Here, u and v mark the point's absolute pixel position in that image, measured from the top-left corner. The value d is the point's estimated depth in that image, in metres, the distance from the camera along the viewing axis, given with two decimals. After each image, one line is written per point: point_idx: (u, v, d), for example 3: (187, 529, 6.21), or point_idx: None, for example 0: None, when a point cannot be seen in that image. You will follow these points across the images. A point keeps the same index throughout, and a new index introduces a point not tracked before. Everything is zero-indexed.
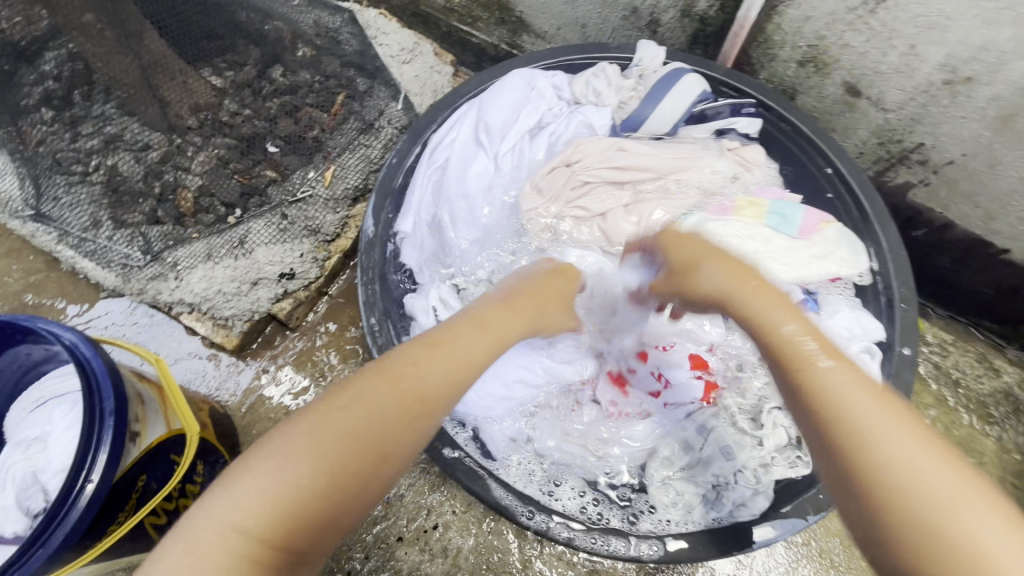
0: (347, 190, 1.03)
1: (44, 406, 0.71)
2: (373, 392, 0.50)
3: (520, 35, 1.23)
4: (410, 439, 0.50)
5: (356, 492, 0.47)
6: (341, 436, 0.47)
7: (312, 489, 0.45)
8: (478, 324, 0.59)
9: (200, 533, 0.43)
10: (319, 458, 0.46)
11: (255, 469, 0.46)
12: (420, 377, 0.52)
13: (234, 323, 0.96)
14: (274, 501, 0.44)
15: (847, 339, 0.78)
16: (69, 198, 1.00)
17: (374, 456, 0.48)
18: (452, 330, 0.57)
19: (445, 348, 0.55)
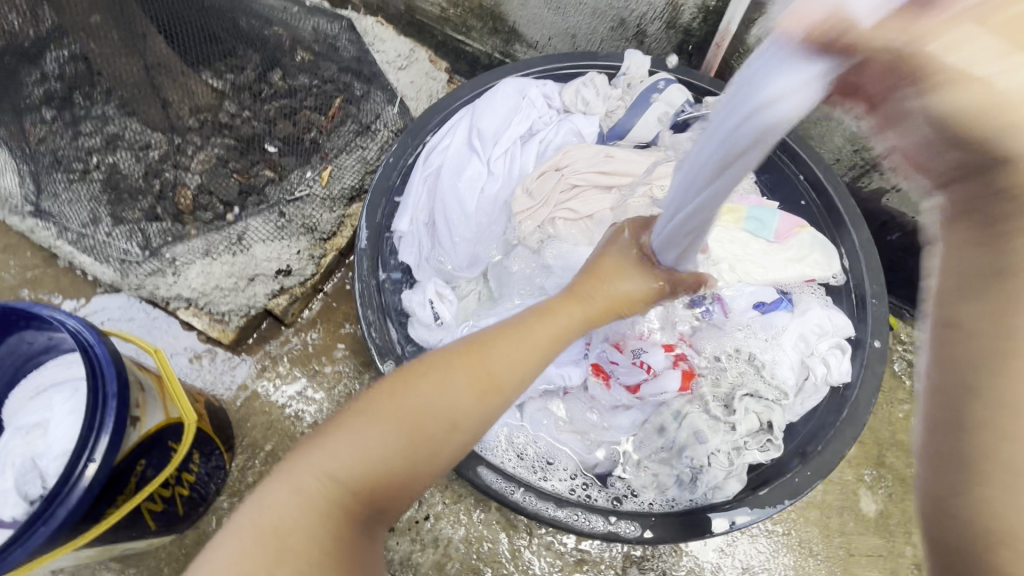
0: (344, 190, 1.08)
1: (45, 392, 0.73)
2: (452, 370, 0.53)
3: (513, 45, 1.27)
4: (482, 415, 0.53)
5: (431, 455, 0.51)
6: (420, 401, 0.51)
7: (396, 448, 0.49)
8: (553, 308, 0.61)
9: (302, 477, 0.48)
10: (404, 421, 0.50)
11: (347, 428, 0.50)
12: (496, 358, 0.55)
13: (231, 318, 1.00)
14: (365, 457, 0.49)
15: (818, 338, 0.82)
16: (69, 195, 1.02)
17: (447, 422, 0.51)
18: (527, 315, 0.60)
19: (518, 333, 0.57)
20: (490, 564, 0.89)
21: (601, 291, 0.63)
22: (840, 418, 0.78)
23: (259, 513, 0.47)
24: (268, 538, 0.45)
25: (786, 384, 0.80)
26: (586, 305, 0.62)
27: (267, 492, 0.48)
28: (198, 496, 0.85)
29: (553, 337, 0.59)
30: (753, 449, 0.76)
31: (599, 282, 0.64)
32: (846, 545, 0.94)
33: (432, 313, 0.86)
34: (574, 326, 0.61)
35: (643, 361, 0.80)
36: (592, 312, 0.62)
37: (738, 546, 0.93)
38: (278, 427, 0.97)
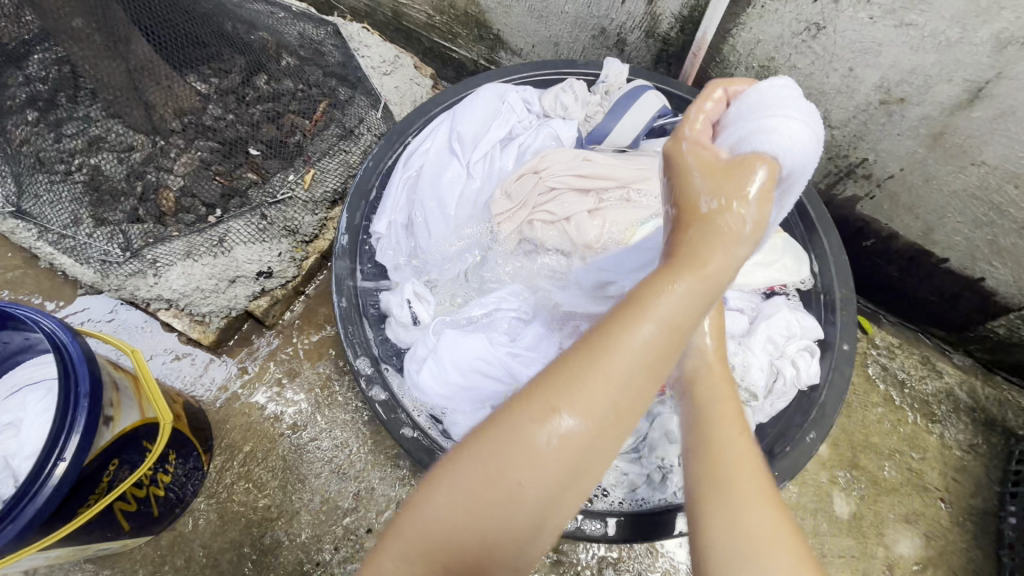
0: (326, 193, 1.09)
1: (18, 393, 0.73)
2: (511, 420, 0.44)
3: (498, 52, 1.29)
4: (550, 469, 0.43)
5: (501, 525, 0.44)
6: (479, 463, 0.44)
7: (462, 520, 0.44)
8: (629, 312, 0.45)
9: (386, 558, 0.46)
10: (467, 493, 0.44)
11: (416, 505, 0.46)
12: (570, 392, 0.43)
13: (212, 319, 1.00)
14: (431, 537, 0.45)
15: (786, 341, 0.83)
16: (51, 196, 1.02)
17: (507, 484, 0.43)
18: (604, 323, 0.46)
19: (589, 351, 0.44)
20: None
21: (693, 270, 0.47)
22: (808, 419, 0.79)
23: None
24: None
25: (756, 386, 0.80)
26: (681, 285, 0.46)
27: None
28: (174, 498, 0.85)
29: (644, 350, 0.44)
30: None
31: (696, 259, 0.48)
32: (818, 546, 0.95)
33: (410, 314, 0.86)
34: (679, 327, 0.46)
35: None
36: (694, 303, 0.47)
37: None
38: (256, 429, 0.97)
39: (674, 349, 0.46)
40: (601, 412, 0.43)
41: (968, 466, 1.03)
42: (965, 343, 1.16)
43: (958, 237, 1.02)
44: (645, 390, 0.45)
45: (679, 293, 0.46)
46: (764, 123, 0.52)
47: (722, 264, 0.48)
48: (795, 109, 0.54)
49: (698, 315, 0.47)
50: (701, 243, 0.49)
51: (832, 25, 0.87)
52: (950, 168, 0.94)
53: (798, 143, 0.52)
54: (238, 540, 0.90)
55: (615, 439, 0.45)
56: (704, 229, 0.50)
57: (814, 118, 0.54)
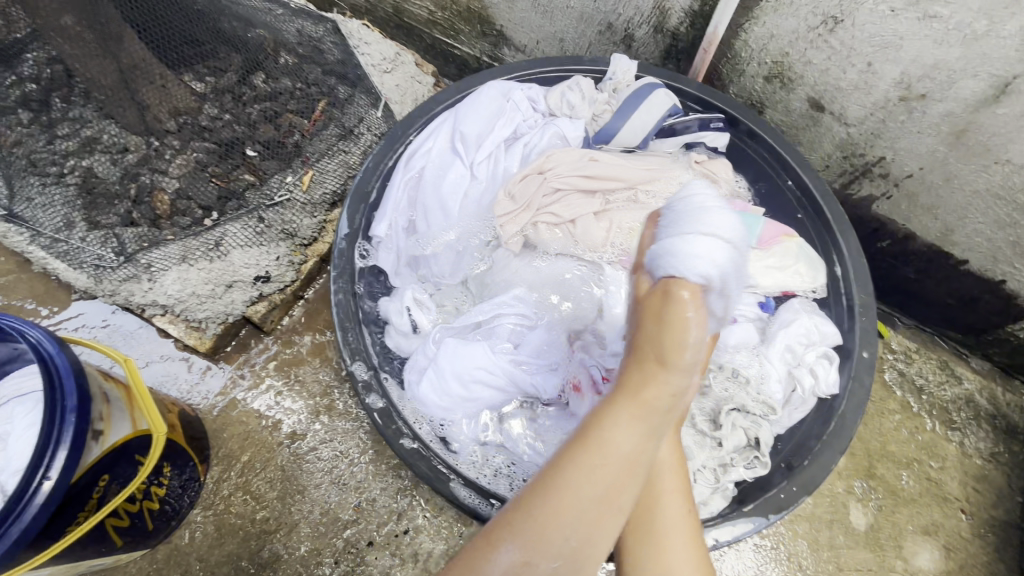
0: (325, 195, 1.06)
1: (6, 405, 0.70)
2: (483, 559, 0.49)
3: (501, 49, 1.26)
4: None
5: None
6: None
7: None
8: (586, 449, 0.52)
9: None
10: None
11: None
12: (542, 530, 0.49)
13: (208, 325, 0.97)
14: None
15: (804, 349, 0.79)
16: (42, 199, 0.99)
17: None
18: (568, 459, 0.52)
19: (551, 491, 0.51)
20: None
21: (639, 401, 0.54)
22: (826, 431, 0.76)
23: None
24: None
25: (774, 399, 0.77)
26: (624, 414, 0.53)
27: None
28: (170, 510, 0.82)
29: (594, 486, 0.50)
30: (740, 466, 0.74)
31: (634, 386, 0.54)
32: (834, 559, 0.92)
33: (410, 322, 0.84)
34: (636, 458, 0.52)
35: None
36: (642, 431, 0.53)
37: (725, 562, 0.91)
38: (254, 438, 0.94)
39: (632, 481, 0.52)
40: (568, 539, 0.50)
41: (989, 475, 1.00)
42: (984, 347, 1.12)
43: (979, 238, 0.99)
44: (604, 520, 0.51)
45: (621, 424, 0.53)
46: (683, 248, 0.59)
47: (666, 394, 0.54)
48: (702, 226, 0.61)
49: (651, 435, 0.54)
50: (643, 372, 0.55)
51: (850, 18, 0.83)
52: (973, 168, 0.91)
53: (699, 258, 0.58)
54: (235, 553, 0.87)
55: (583, 561, 0.50)
56: (642, 356, 0.55)
57: (724, 233, 0.60)
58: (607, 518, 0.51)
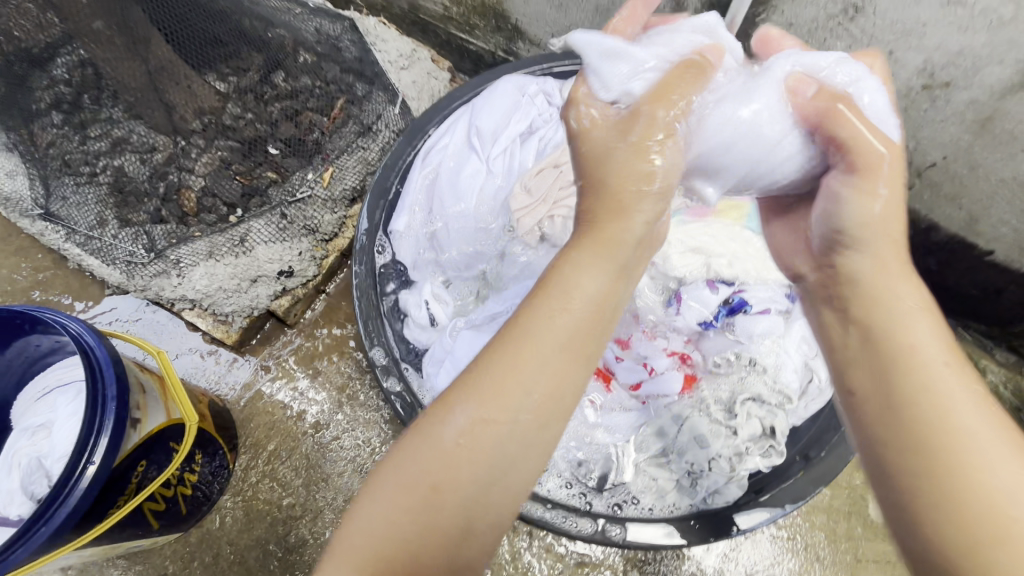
0: (345, 190, 1.10)
1: (50, 394, 0.74)
2: (456, 417, 0.47)
3: (517, 42, 1.26)
4: (470, 467, 0.46)
5: (438, 531, 0.45)
6: (426, 456, 0.47)
7: (387, 529, 0.45)
8: (537, 308, 0.50)
9: (349, 543, 0.45)
10: (415, 474, 0.46)
11: (375, 500, 0.47)
12: (508, 374, 0.48)
13: (235, 319, 1.01)
14: (374, 539, 0.45)
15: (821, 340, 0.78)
16: (77, 198, 1.03)
17: (427, 484, 0.46)
18: (527, 311, 0.50)
19: (516, 339, 0.49)
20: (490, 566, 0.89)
21: (593, 242, 0.53)
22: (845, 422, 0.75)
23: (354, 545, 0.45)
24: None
25: (790, 389, 0.75)
26: (591, 261, 0.52)
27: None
28: (202, 496, 0.85)
29: (566, 328, 0.49)
30: (756, 455, 0.71)
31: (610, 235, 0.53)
32: (853, 550, 0.91)
33: (427, 314, 0.87)
34: (602, 303, 0.51)
35: (645, 362, 0.78)
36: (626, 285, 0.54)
37: (742, 552, 0.90)
38: (280, 427, 0.98)
39: (599, 325, 0.51)
40: (528, 401, 0.48)
41: None
42: (1009, 339, 1.12)
43: (1005, 228, 0.97)
44: (571, 371, 0.49)
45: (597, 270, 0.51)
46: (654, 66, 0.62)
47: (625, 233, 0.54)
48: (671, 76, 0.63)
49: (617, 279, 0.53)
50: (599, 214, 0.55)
51: (872, 6, 0.81)
52: (998, 156, 0.89)
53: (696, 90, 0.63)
54: (263, 537, 0.91)
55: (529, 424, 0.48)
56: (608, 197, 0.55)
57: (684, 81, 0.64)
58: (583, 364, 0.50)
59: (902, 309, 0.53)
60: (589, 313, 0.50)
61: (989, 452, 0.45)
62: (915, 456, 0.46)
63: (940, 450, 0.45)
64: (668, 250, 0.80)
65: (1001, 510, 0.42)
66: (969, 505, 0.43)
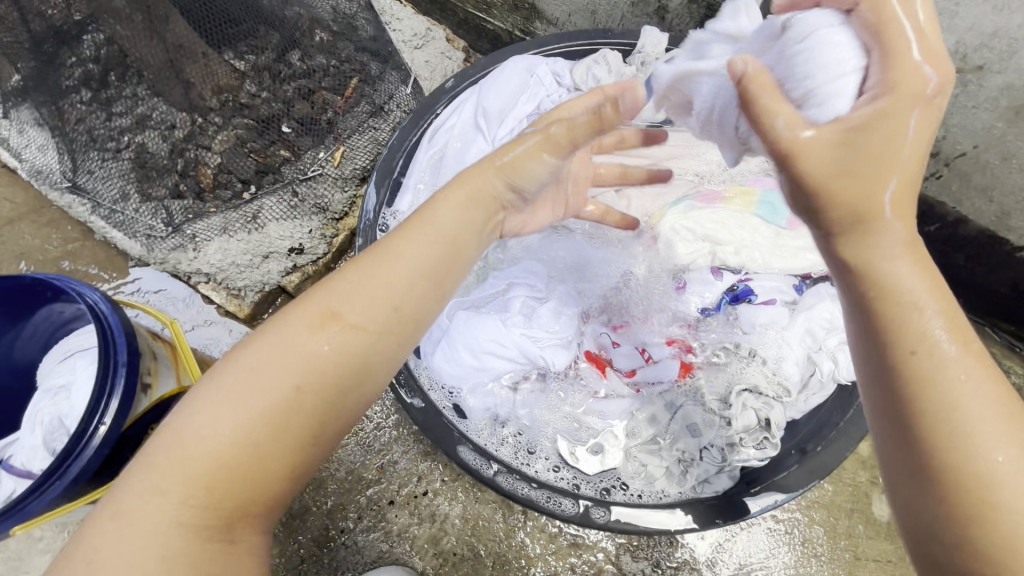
0: (355, 170, 1.10)
1: (70, 357, 0.78)
2: (289, 327, 0.47)
3: (534, 22, 1.24)
4: (335, 369, 0.47)
5: (287, 434, 0.45)
6: (253, 368, 0.46)
7: (223, 434, 0.44)
8: (401, 238, 0.53)
9: (162, 452, 0.44)
10: (236, 381, 0.45)
11: (191, 411, 0.45)
12: (355, 289, 0.49)
13: (247, 293, 1.04)
14: (186, 444, 0.44)
15: (826, 333, 0.76)
16: (102, 172, 1.07)
17: (286, 390, 0.45)
18: (389, 239, 0.53)
19: (368, 263, 0.51)
20: (484, 542, 0.91)
21: (460, 187, 0.56)
22: (845, 418, 0.72)
23: (167, 452, 0.44)
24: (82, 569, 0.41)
25: (790, 381, 0.74)
26: (449, 204, 0.55)
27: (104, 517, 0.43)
28: None
29: (419, 255, 0.52)
30: (750, 446, 0.70)
31: (469, 183, 0.56)
32: (852, 548, 0.90)
33: None
34: (458, 239, 0.54)
35: (644, 348, 0.78)
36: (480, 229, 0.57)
37: (737, 542, 0.90)
38: None
39: (450, 258, 0.54)
40: (357, 314, 0.48)
41: None
42: None
43: None
44: (425, 292, 0.51)
45: (455, 205, 0.55)
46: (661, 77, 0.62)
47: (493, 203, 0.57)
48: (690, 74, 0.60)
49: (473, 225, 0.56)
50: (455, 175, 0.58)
51: None
52: None
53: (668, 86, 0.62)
54: None
55: (386, 337, 0.49)
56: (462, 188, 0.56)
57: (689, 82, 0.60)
58: (428, 293, 0.52)
59: (896, 240, 0.46)
60: (437, 253, 0.52)
61: (986, 422, 0.41)
62: (893, 423, 0.44)
63: (929, 418, 0.42)
64: (673, 238, 0.80)
65: (977, 482, 0.40)
66: (962, 468, 0.40)
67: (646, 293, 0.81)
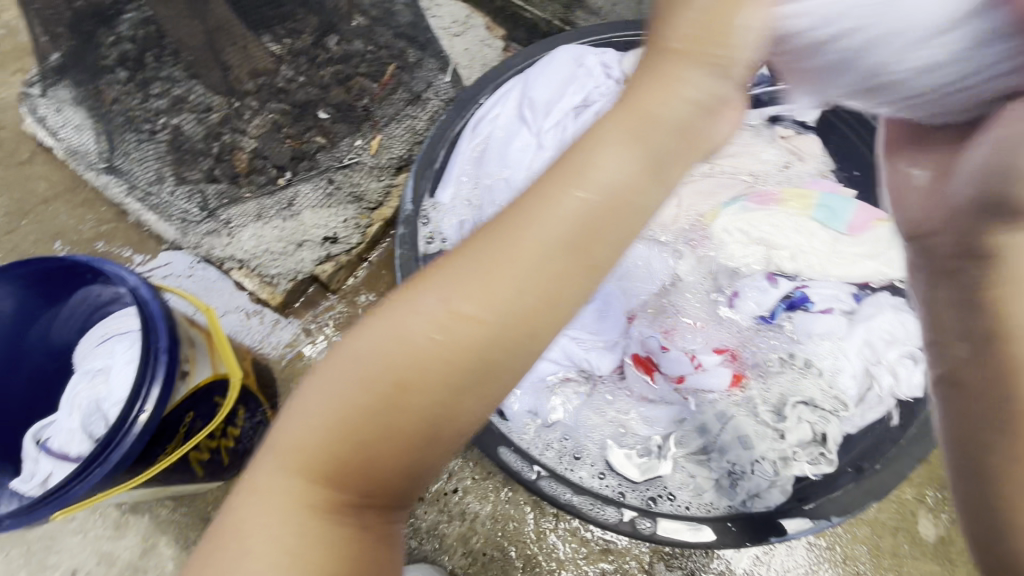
0: (392, 159, 1.08)
1: (108, 342, 0.78)
2: (401, 309, 0.40)
3: (575, 10, 1.16)
4: (444, 370, 0.38)
5: (395, 437, 0.39)
6: (363, 354, 0.40)
7: (331, 427, 0.39)
8: (541, 193, 0.40)
9: (281, 431, 0.42)
10: (352, 368, 0.40)
11: (309, 391, 0.41)
12: (478, 271, 0.39)
13: (280, 281, 1.02)
14: (302, 429, 0.40)
15: (887, 345, 0.73)
16: (138, 154, 1.05)
17: (388, 389, 0.39)
18: (526, 198, 0.41)
19: (503, 225, 0.40)
20: (514, 544, 0.89)
21: (624, 116, 0.40)
22: (905, 436, 0.69)
23: (286, 430, 0.41)
24: (229, 540, 0.41)
25: (846, 394, 0.72)
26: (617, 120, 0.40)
27: (237, 492, 0.43)
28: (244, 449, 0.89)
29: (568, 211, 0.38)
30: (803, 461, 0.69)
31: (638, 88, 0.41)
32: (896, 568, 0.86)
33: None
34: (628, 178, 0.39)
35: (693, 355, 0.73)
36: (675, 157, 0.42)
37: (775, 556, 0.87)
38: None
39: (615, 206, 0.39)
40: (474, 305, 0.38)
41: None
42: None
43: None
44: (569, 268, 0.39)
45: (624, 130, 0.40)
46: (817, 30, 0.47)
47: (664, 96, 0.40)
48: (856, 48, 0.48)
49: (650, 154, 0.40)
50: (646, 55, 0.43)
51: None
52: None
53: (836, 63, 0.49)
54: None
55: (516, 329, 0.38)
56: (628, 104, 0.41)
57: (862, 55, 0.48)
58: (581, 259, 0.39)
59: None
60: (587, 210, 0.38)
61: None
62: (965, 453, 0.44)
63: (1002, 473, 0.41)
64: (725, 241, 0.77)
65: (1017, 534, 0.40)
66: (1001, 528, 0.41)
67: (696, 298, 0.78)
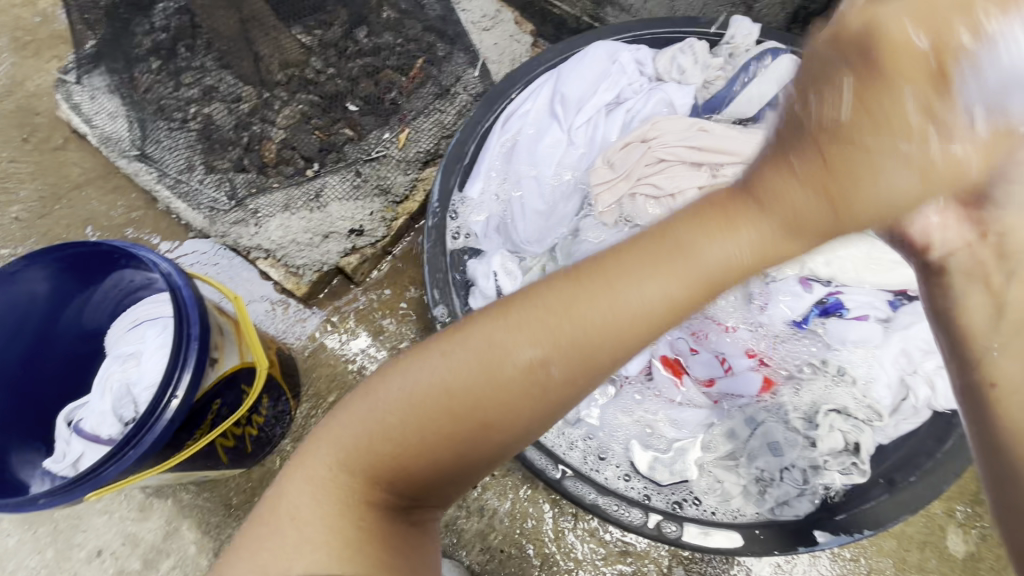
0: (419, 153, 1.07)
1: (140, 326, 0.79)
2: (488, 341, 0.40)
3: (605, 7, 1.14)
4: (524, 412, 0.41)
5: (464, 460, 0.42)
6: (448, 384, 0.40)
7: (405, 446, 0.40)
8: (654, 261, 0.38)
9: (345, 428, 0.42)
10: (433, 393, 0.40)
11: (384, 395, 0.41)
12: (570, 333, 0.39)
13: (305, 272, 1.02)
14: (371, 436, 0.41)
15: (925, 355, 0.71)
16: (169, 142, 1.07)
17: (473, 423, 0.40)
18: (628, 263, 0.39)
19: (600, 281, 0.39)
20: (532, 542, 0.89)
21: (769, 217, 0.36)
22: (941, 448, 0.68)
23: (350, 428, 0.41)
24: (285, 526, 0.41)
25: (881, 404, 0.70)
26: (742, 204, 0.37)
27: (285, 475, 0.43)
28: (266, 437, 0.90)
29: (664, 289, 0.38)
30: (835, 471, 0.68)
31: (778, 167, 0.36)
32: None
33: (495, 285, 0.82)
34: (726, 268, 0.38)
35: (723, 358, 0.73)
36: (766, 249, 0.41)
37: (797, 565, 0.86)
38: (339, 381, 1.01)
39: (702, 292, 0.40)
40: (558, 364, 0.39)
41: None
42: None
43: None
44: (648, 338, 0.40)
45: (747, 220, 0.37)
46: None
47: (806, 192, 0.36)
48: None
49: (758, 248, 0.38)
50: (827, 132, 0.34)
51: None
52: None
53: None
54: None
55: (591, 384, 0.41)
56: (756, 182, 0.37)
57: None
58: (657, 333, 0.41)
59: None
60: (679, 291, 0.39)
61: None
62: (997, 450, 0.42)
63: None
64: None
65: None
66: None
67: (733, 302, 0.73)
